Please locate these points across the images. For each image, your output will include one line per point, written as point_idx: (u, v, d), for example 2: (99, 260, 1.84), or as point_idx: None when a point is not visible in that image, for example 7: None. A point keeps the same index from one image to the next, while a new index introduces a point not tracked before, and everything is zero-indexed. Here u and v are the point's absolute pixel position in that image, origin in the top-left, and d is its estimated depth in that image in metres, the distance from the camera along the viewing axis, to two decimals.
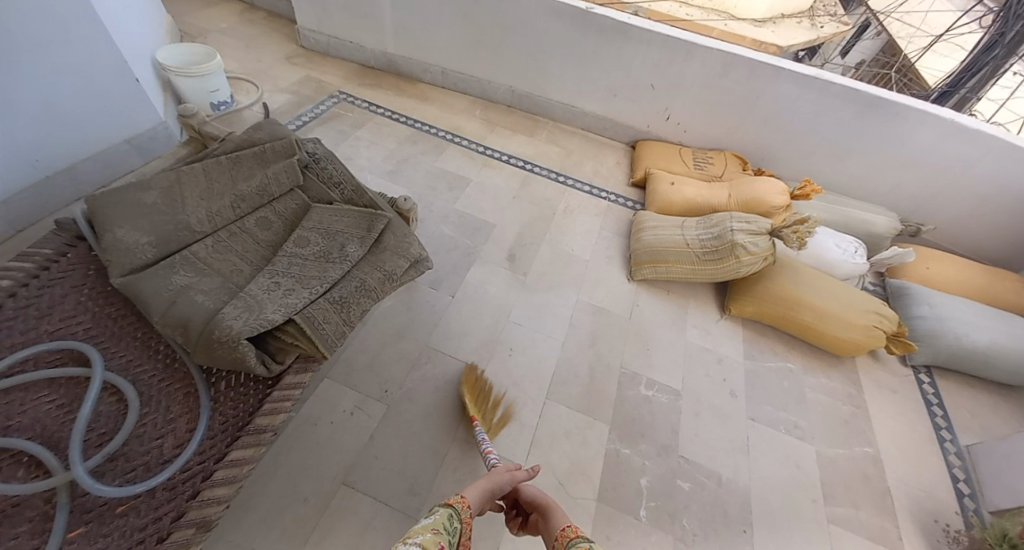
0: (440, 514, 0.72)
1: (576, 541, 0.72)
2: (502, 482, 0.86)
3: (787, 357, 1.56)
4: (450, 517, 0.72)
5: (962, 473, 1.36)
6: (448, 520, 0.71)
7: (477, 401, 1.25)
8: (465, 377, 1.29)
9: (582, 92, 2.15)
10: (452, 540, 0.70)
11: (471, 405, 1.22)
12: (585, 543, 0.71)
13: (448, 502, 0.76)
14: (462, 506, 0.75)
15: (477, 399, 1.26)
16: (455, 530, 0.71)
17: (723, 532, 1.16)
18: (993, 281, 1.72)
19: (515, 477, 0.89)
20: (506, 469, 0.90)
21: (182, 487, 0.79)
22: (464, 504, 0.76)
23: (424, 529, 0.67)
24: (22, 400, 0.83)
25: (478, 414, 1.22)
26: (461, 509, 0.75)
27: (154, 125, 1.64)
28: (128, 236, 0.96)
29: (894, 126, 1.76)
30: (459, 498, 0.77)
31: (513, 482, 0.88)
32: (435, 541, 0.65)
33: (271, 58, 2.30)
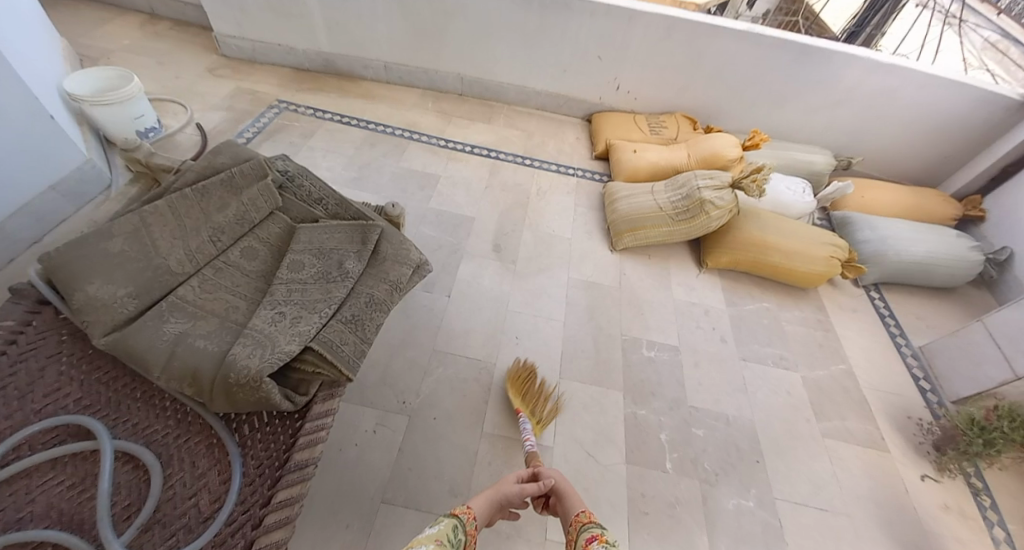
0: (444, 524, 0.75)
1: (589, 527, 0.80)
2: (513, 494, 0.87)
3: (763, 298, 1.70)
4: (455, 528, 0.75)
5: (921, 373, 1.56)
6: (452, 530, 0.74)
7: (524, 396, 1.27)
8: (513, 373, 1.30)
9: (532, 72, 2.15)
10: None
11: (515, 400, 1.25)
12: (596, 529, 0.80)
13: (454, 513, 0.78)
14: (468, 517, 0.78)
15: (525, 394, 1.27)
16: (458, 542, 0.74)
17: (741, 465, 1.27)
18: (920, 199, 1.94)
19: (525, 489, 0.89)
20: (516, 480, 0.92)
21: (233, 540, 0.72)
22: (469, 514, 0.79)
23: (426, 541, 0.70)
24: (26, 488, 0.73)
25: (525, 407, 1.24)
26: (467, 519, 0.78)
27: (82, 164, 1.48)
28: (101, 292, 0.87)
29: (823, 69, 1.91)
30: (464, 509, 0.79)
31: (524, 494, 0.89)
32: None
33: (193, 73, 2.11)
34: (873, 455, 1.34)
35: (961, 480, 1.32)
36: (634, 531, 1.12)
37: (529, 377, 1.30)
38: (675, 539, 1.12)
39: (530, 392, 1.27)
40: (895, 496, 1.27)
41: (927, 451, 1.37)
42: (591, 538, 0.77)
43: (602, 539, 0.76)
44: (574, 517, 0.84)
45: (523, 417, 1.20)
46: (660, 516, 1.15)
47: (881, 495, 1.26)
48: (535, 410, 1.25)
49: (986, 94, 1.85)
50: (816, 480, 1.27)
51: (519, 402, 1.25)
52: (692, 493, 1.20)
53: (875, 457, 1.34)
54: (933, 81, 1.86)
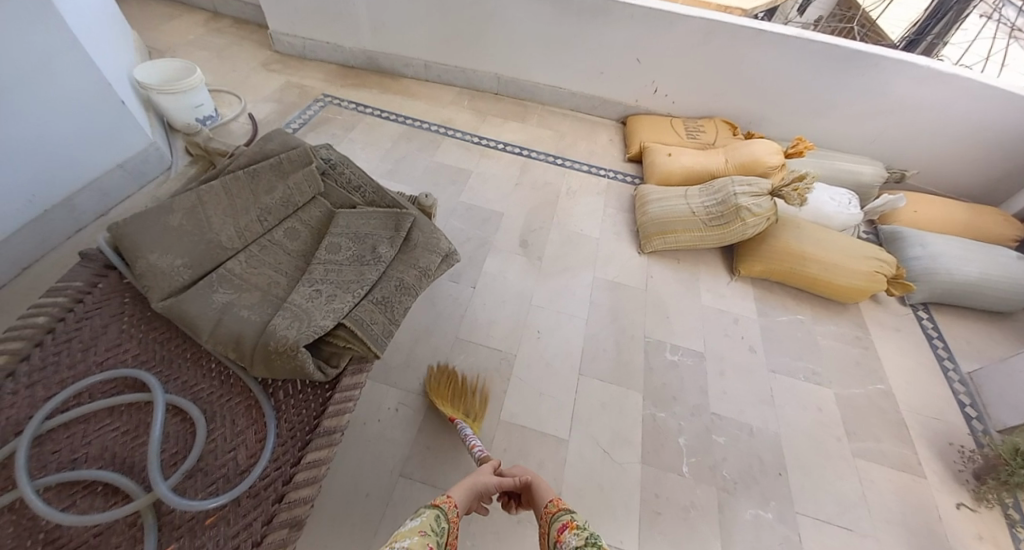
0: (426, 515, 0.75)
1: (559, 514, 0.78)
2: (490, 483, 0.89)
3: (797, 310, 1.65)
4: (437, 518, 0.74)
5: (968, 399, 1.47)
6: (435, 520, 0.73)
7: (452, 401, 1.23)
8: (431, 385, 1.25)
9: (569, 73, 2.17)
10: (439, 540, 0.72)
11: (445, 409, 1.20)
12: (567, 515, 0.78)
13: (435, 504, 0.78)
14: (448, 507, 0.78)
15: (452, 398, 1.23)
16: (442, 531, 0.73)
17: (762, 477, 1.24)
18: (977, 217, 1.83)
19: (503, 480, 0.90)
20: (489, 470, 0.92)
21: (265, 493, 0.78)
22: (450, 504, 0.79)
23: (411, 532, 0.70)
24: (84, 431, 0.81)
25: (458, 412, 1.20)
26: (447, 509, 0.78)
27: (146, 147, 1.61)
28: (161, 261, 0.95)
29: (874, 78, 1.83)
30: (445, 499, 0.80)
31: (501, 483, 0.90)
32: (422, 544, 0.68)
33: (248, 67, 2.24)
34: (906, 479, 1.28)
35: (1004, 514, 1.24)
36: (644, 532, 1.12)
37: (448, 380, 1.26)
38: (686, 544, 1.11)
39: (455, 393, 1.24)
40: (926, 524, 1.20)
41: (966, 480, 1.29)
42: (563, 526, 0.75)
43: (573, 524, 0.74)
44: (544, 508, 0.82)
45: (461, 421, 1.15)
46: (672, 519, 1.14)
47: (911, 521, 1.20)
48: (466, 410, 1.22)
49: None
50: (842, 500, 1.22)
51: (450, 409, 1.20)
52: (707, 500, 1.18)
53: (909, 482, 1.27)
54: (996, 91, 1.75)
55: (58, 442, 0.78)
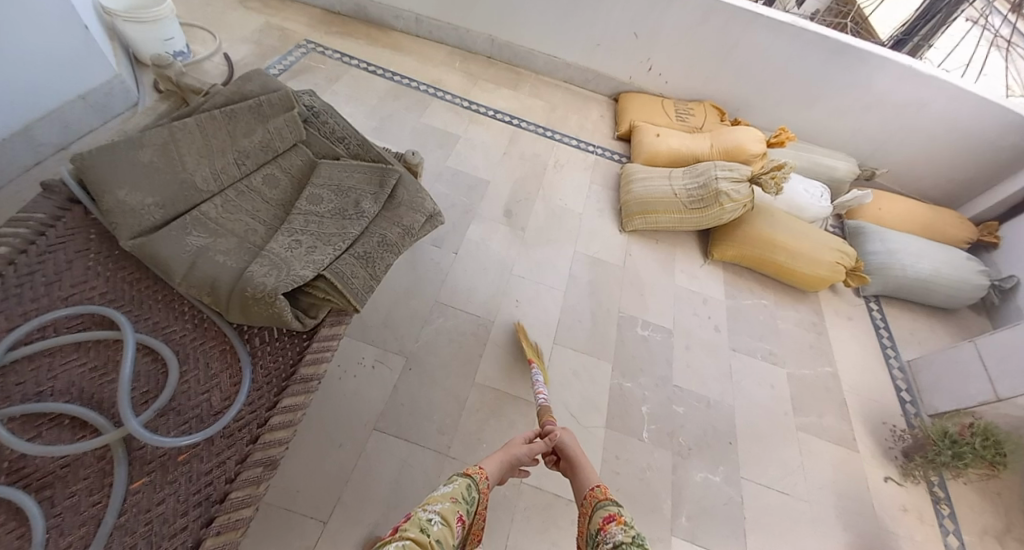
0: (459, 484, 0.80)
1: (605, 504, 0.82)
2: (521, 455, 0.94)
3: (762, 294, 1.73)
4: (468, 487, 0.80)
5: (904, 384, 1.60)
6: (465, 490, 0.79)
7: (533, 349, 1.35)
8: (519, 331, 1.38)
9: (564, 42, 2.13)
10: (469, 508, 0.78)
11: (529, 350, 1.32)
12: (612, 507, 0.81)
13: (468, 473, 0.83)
14: (480, 477, 0.83)
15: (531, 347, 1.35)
16: (471, 500, 0.79)
17: (717, 445, 1.32)
18: (936, 217, 1.94)
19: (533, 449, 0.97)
20: (523, 441, 0.98)
21: (239, 434, 0.80)
22: (482, 475, 0.85)
23: (443, 498, 0.75)
24: (49, 365, 0.79)
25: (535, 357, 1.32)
26: (479, 479, 0.84)
27: (110, 79, 1.50)
28: (131, 197, 0.90)
29: (860, 74, 1.88)
30: (476, 469, 0.85)
31: (532, 453, 0.97)
32: (453, 511, 0.74)
33: (226, 3, 2.10)
34: (845, 453, 1.39)
35: (926, 488, 1.37)
36: None
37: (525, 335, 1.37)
38: (643, 502, 1.18)
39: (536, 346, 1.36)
40: (857, 492, 1.32)
41: (896, 457, 1.42)
42: (609, 518, 0.78)
43: (620, 518, 0.77)
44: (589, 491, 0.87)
45: (535, 367, 1.27)
46: (631, 480, 1.21)
47: (845, 490, 1.32)
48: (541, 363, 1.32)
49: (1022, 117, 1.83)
50: (786, 469, 1.32)
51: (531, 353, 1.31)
52: (665, 464, 1.26)
53: (846, 455, 1.39)
54: (969, 98, 1.84)
55: (22, 374, 0.76)
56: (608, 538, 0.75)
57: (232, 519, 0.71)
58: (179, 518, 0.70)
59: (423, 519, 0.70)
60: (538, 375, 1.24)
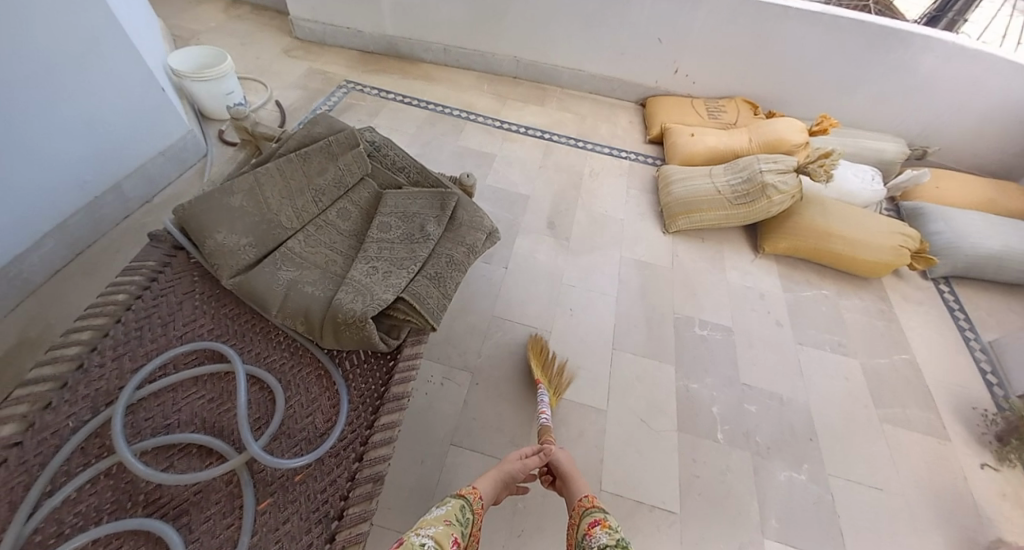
0: (452, 505, 0.80)
1: (592, 511, 0.84)
2: (515, 470, 0.94)
3: (821, 285, 1.69)
4: (462, 508, 0.80)
5: (988, 367, 1.53)
6: (460, 511, 0.79)
7: (543, 366, 1.31)
8: (528, 347, 1.35)
9: (589, 56, 2.18)
10: (464, 529, 0.78)
11: (535, 370, 1.29)
12: (599, 513, 0.83)
13: (461, 494, 0.84)
14: (474, 497, 0.84)
15: (543, 364, 1.32)
16: (466, 521, 0.79)
17: (793, 442, 1.29)
18: (1000, 193, 1.87)
19: (527, 465, 0.96)
20: (518, 457, 0.97)
21: (345, 453, 0.85)
22: (474, 495, 0.85)
23: (436, 521, 0.75)
24: (173, 400, 0.87)
25: (544, 378, 1.29)
26: (472, 499, 0.84)
27: (184, 133, 1.65)
28: (228, 240, 1.00)
29: (902, 54, 1.85)
30: (470, 490, 0.85)
31: (526, 469, 0.96)
32: (447, 534, 0.73)
33: (270, 54, 2.26)
34: (932, 443, 1.33)
35: None
36: (684, 493, 1.18)
37: (542, 349, 1.34)
38: (725, 503, 1.17)
39: (546, 364, 1.32)
40: (951, 483, 1.26)
41: (990, 441, 1.35)
42: (595, 522, 0.80)
43: (605, 523, 0.79)
44: (578, 501, 0.89)
45: (541, 389, 1.25)
46: (710, 481, 1.20)
47: (938, 481, 1.26)
48: (552, 382, 1.29)
49: None
50: (870, 462, 1.28)
51: (538, 371, 1.29)
52: (742, 463, 1.24)
53: (934, 445, 1.33)
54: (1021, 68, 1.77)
55: (150, 410, 0.85)
56: (592, 542, 0.77)
57: (353, 534, 0.75)
58: (305, 535, 0.76)
59: (416, 543, 0.68)
60: (542, 398, 1.23)
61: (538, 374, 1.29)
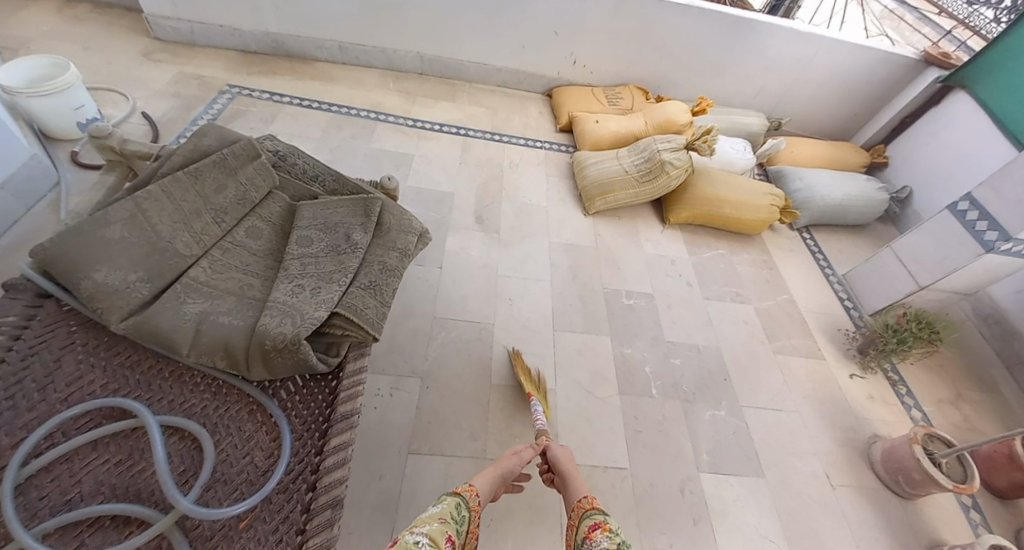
0: (447, 503, 0.80)
1: (591, 513, 0.83)
2: (510, 467, 0.97)
3: (717, 246, 1.92)
4: (458, 506, 0.80)
5: (844, 294, 1.86)
6: (455, 508, 0.79)
7: (531, 379, 1.31)
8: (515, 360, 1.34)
9: (491, 50, 2.21)
10: (459, 527, 0.78)
11: (525, 383, 1.28)
12: (598, 515, 0.83)
13: (457, 492, 0.83)
14: (469, 495, 0.84)
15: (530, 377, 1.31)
16: (462, 518, 0.79)
17: (715, 385, 1.47)
18: (840, 152, 2.25)
19: (521, 458, 0.99)
20: (513, 453, 1.00)
21: (295, 486, 0.80)
22: (471, 492, 0.85)
23: (431, 519, 0.74)
24: (69, 471, 0.74)
25: (534, 390, 1.28)
26: (468, 497, 0.84)
27: (27, 160, 1.38)
28: (111, 278, 0.86)
29: (755, 39, 2.12)
30: (466, 488, 0.85)
31: (521, 463, 0.99)
32: (442, 530, 0.73)
33: (127, 58, 1.96)
34: (817, 365, 1.60)
35: (884, 376, 1.61)
36: (632, 449, 1.28)
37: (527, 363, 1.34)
38: (667, 450, 1.30)
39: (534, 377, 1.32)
40: (835, 396, 1.52)
41: (855, 355, 1.65)
42: (595, 525, 0.80)
43: (605, 526, 0.79)
44: (578, 502, 0.88)
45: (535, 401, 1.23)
46: (652, 434, 1.32)
47: (826, 395, 1.52)
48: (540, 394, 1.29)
49: (885, 56, 2.16)
50: (775, 390, 1.49)
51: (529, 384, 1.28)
52: (677, 412, 1.38)
53: (819, 366, 1.59)
54: (844, 47, 2.14)
55: (43, 487, 0.72)
56: (593, 545, 0.76)
57: None
58: None
59: (410, 541, 0.67)
60: (538, 409, 1.21)
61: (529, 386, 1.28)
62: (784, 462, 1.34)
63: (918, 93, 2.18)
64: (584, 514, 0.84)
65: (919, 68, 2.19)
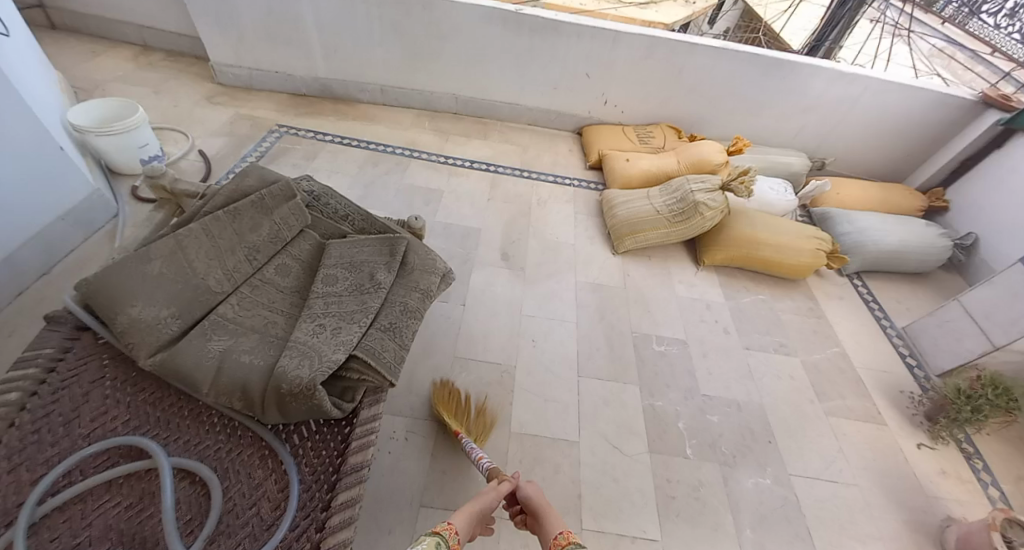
0: (426, 543, 0.70)
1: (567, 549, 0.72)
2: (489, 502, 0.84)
3: (757, 290, 1.81)
4: (438, 545, 0.70)
5: (906, 350, 1.69)
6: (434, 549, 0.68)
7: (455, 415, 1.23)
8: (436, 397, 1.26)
9: (525, 92, 2.26)
10: None
11: (449, 421, 1.19)
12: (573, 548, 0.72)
13: (436, 530, 0.73)
14: (449, 533, 0.73)
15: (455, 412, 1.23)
16: None
17: (755, 446, 1.35)
18: (891, 194, 2.12)
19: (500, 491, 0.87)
20: (493, 487, 0.88)
21: (298, 544, 0.76)
22: (451, 530, 0.74)
23: None
24: (82, 512, 0.74)
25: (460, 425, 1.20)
26: (449, 535, 0.73)
27: (90, 194, 1.49)
28: (145, 313, 0.88)
29: (794, 81, 2.07)
30: (445, 525, 0.75)
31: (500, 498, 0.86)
32: None
33: (190, 101, 2.13)
34: (872, 428, 1.44)
35: (953, 446, 1.43)
36: (662, 515, 1.18)
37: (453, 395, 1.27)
38: (702, 521, 1.18)
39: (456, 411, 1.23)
40: (896, 467, 1.36)
41: (921, 422, 1.48)
42: None
43: None
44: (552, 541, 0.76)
45: (461, 434, 1.14)
46: (686, 499, 1.21)
47: (884, 465, 1.36)
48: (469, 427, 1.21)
49: (939, 96, 2.05)
50: (825, 456, 1.35)
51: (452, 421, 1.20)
52: (712, 476, 1.27)
53: (874, 430, 1.44)
54: (892, 87, 2.05)
55: (56, 528, 0.71)
56: None
57: None
58: None
59: None
60: (466, 440, 1.10)
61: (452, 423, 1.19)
62: (838, 542, 1.19)
63: (977, 135, 2.04)
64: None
65: (977, 108, 2.06)
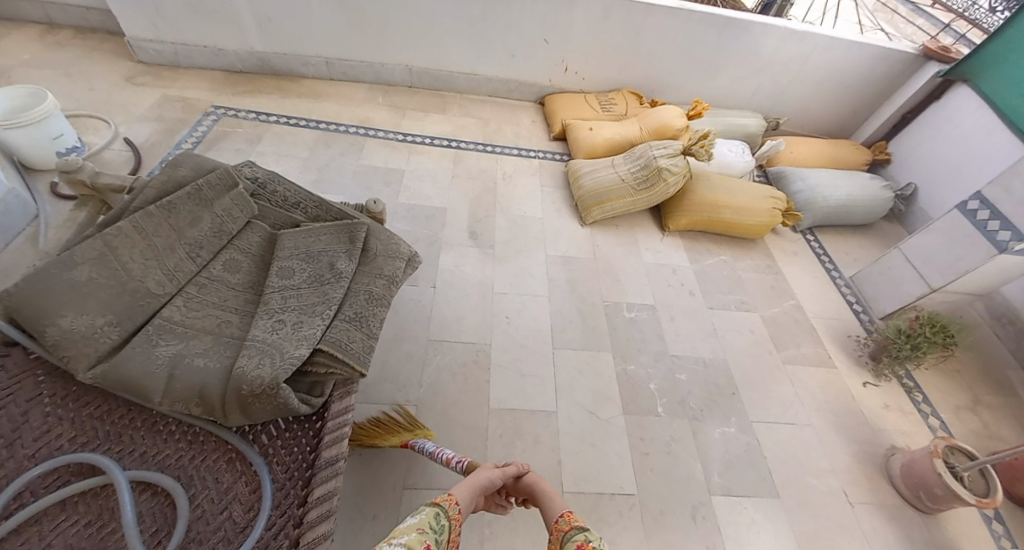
0: (426, 513, 0.71)
1: (572, 534, 0.71)
2: (489, 477, 0.86)
3: (720, 252, 1.86)
4: (437, 516, 0.71)
5: (853, 297, 1.79)
6: (434, 518, 0.70)
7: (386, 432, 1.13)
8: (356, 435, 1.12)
9: (480, 60, 2.17)
10: (438, 537, 0.68)
11: (389, 442, 1.11)
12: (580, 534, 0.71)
13: (436, 501, 0.74)
14: (450, 503, 0.74)
15: (384, 432, 1.13)
16: (441, 528, 0.70)
17: (722, 399, 1.41)
18: (841, 150, 2.19)
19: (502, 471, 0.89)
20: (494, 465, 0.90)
21: (276, 543, 0.74)
22: (452, 500, 0.75)
23: (409, 529, 0.66)
24: (37, 534, 0.68)
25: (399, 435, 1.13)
26: (449, 506, 0.74)
27: (2, 195, 1.34)
28: (79, 323, 0.80)
29: (748, 40, 2.08)
30: (446, 496, 0.76)
31: (502, 476, 0.88)
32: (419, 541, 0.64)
33: (109, 84, 1.93)
34: (828, 373, 1.54)
35: (897, 383, 1.55)
36: (640, 474, 1.22)
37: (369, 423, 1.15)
38: (676, 474, 1.23)
39: (389, 424, 1.15)
40: (849, 406, 1.46)
41: (866, 362, 1.59)
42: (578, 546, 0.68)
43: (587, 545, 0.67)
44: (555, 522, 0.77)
45: (414, 441, 1.10)
46: (660, 455, 1.26)
47: (839, 406, 1.45)
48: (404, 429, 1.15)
49: (883, 50, 2.11)
50: (786, 404, 1.43)
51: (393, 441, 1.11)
52: (683, 431, 1.32)
53: (829, 374, 1.53)
54: (841, 44, 2.08)
55: None
56: None
57: None
58: None
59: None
60: (426, 444, 1.08)
61: (395, 440, 1.11)
62: (800, 481, 1.27)
63: (918, 89, 2.13)
64: (562, 537, 0.73)
65: (918, 61, 2.13)
